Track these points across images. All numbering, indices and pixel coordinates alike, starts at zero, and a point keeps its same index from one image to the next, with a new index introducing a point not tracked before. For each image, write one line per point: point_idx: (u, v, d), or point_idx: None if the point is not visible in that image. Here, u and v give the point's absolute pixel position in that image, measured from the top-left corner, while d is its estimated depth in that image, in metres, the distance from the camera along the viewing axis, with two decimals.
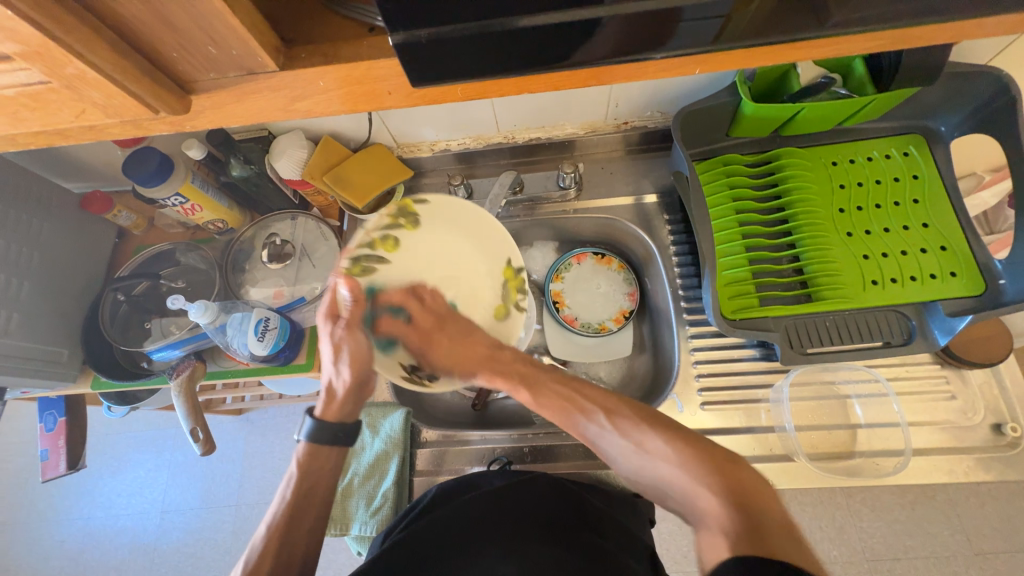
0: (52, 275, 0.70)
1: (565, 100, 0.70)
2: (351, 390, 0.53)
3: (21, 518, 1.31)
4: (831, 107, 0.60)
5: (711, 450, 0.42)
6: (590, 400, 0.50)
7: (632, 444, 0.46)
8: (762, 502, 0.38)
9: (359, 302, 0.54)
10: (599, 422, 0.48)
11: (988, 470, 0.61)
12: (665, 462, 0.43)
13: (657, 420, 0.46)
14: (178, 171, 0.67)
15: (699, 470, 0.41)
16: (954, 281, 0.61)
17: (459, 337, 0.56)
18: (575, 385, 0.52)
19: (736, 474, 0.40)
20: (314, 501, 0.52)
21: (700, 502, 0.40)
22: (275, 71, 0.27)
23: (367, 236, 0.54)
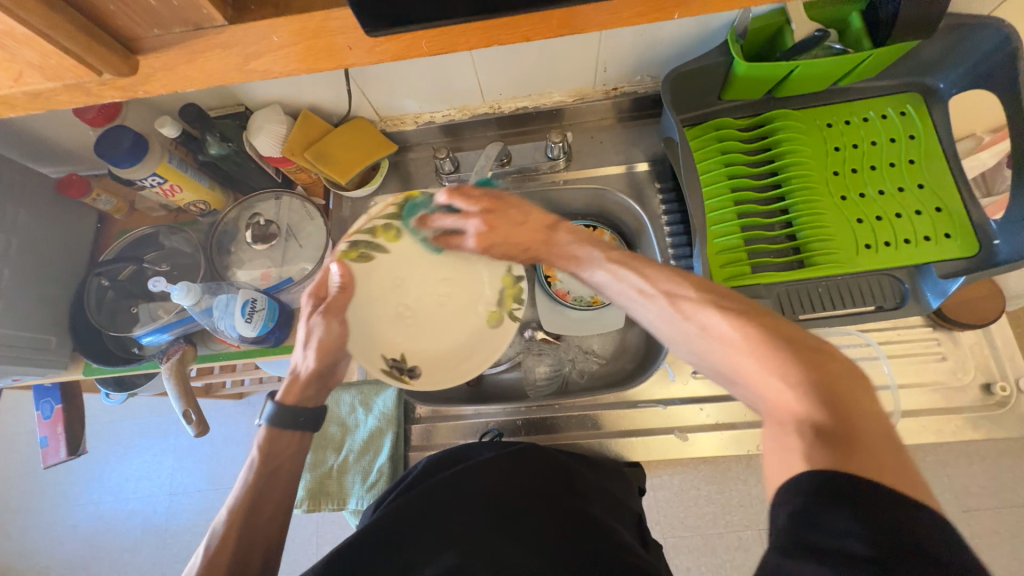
0: (35, 262, 0.69)
1: (551, 65, 0.67)
2: (313, 376, 0.56)
3: (32, 505, 1.34)
4: (826, 64, 0.58)
5: (793, 340, 0.38)
6: (654, 280, 0.48)
7: (695, 327, 0.43)
8: (855, 399, 0.34)
9: (346, 289, 0.57)
10: (661, 305, 0.46)
11: (976, 429, 0.61)
12: (732, 347, 0.40)
13: (731, 300, 0.43)
14: (154, 150, 0.65)
15: (777, 360, 0.37)
16: (948, 243, 0.60)
17: (513, 222, 0.60)
18: (636, 265, 0.50)
19: (824, 366, 0.36)
20: (278, 482, 0.54)
21: (769, 393, 0.37)
22: (225, 26, 0.26)
23: (371, 222, 0.60)
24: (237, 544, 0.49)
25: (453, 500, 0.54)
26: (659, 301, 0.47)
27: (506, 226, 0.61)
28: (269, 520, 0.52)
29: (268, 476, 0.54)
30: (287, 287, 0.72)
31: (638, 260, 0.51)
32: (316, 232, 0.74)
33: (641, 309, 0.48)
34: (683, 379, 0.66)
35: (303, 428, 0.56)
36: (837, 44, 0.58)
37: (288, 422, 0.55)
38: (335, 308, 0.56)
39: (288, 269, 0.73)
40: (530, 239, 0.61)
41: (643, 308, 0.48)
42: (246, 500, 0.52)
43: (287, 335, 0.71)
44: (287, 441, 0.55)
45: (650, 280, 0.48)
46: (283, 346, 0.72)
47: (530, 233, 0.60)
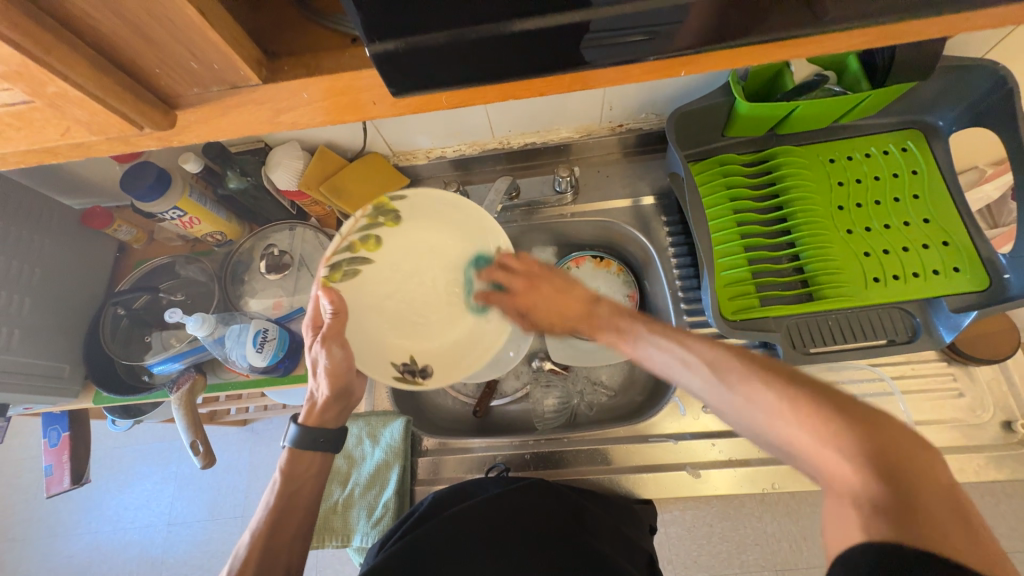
0: (53, 291, 0.70)
1: (559, 104, 0.70)
2: (331, 400, 0.58)
3: (29, 534, 1.31)
4: (826, 104, 0.60)
5: (845, 407, 0.37)
6: (698, 351, 0.47)
7: (740, 399, 0.42)
8: (916, 469, 0.32)
9: (339, 315, 0.55)
10: (705, 375, 0.45)
11: (1001, 469, 0.59)
12: (779, 418, 0.39)
13: (775, 372, 0.41)
14: (177, 184, 0.68)
15: (827, 431, 0.36)
16: (959, 277, 0.60)
17: (557, 290, 0.60)
18: (677, 336, 0.49)
19: (879, 434, 0.34)
20: (298, 504, 0.56)
21: (824, 467, 0.35)
22: (259, 85, 0.27)
23: (344, 240, 0.56)
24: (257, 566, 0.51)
25: (464, 546, 0.53)
26: (702, 371, 0.45)
27: (547, 291, 0.61)
28: (288, 543, 0.55)
29: (289, 496, 0.56)
30: (297, 317, 0.73)
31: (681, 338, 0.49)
32: None
33: (688, 379, 0.47)
34: (694, 414, 0.66)
35: (324, 449, 0.58)
36: (836, 85, 0.60)
37: (308, 442, 0.57)
38: (330, 335, 0.55)
39: (300, 298, 0.74)
40: (563, 313, 0.61)
41: (687, 377, 0.47)
42: (272, 516, 0.54)
43: (296, 364, 0.72)
44: (306, 462, 0.57)
45: (693, 350, 0.47)
46: (292, 376, 0.72)
47: (568, 300, 0.60)
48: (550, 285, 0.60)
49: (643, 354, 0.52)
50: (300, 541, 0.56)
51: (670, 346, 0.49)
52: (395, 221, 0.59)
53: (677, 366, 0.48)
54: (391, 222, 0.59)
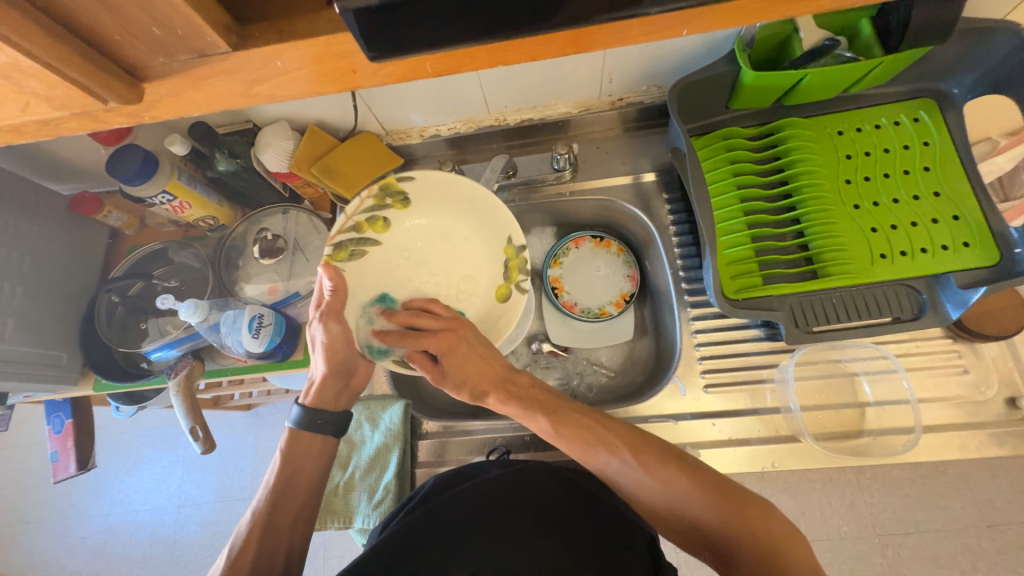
0: (45, 280, 0.69)
1: (557, 77, 0.67)
2: (328, 379, 0.59)
3: (44, 517, 1.35)
4: (835, 71, 0.57)
5: (740, 497, 0.51)
6: (614, 435, 0.56)
7: (660, 485, 0.53)
8: (777, 539, 0.48)
9: (340, 292, 0.56)
10: (626, 459, 0.54)
11: (1002, 445, 0.59)
12: (694, 502, 0.52)
13: (688, 467, 0.54)
14: (163, 167, 0.66)
15: (724, 513, 0.51)
16: (967, 252, 0.58)
17: (479, 352, 0.59)
18: (597, 417, 0.57)
19: (764, 522, 0.50)
20: (297, 489, 0.57)
21: (728, 539, 0.50)
22: (229, 52, 0.27)
23: (352, 220, 0.60)
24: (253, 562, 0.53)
25: (464, 526, 0.53)
26: (624, 454, 0.54)
27: (466, 352, 0.58)
28: (290, 525, 0.57)
29: (287, 481, 0.57)
30: (294, 302, 0.72)
31: (603, 426, 0.56)
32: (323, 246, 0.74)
33: (610, 464, 0.55)
34: (694, 393, 0.65)
35: (322, 431, 0.59)
36: (849, 51, 0.56)
37: (306, 423, 0.59)
38: (333, 311, 0.56)
39: (295, 283, 0.73)
40: (481, 372, 0.58)
41: (608, 459, 0.54)
42: (276, 500, 0.56)
43: (294, 349, 0.71)
44: (305, 444, 0.59)
45: (614, 434, 0.56)
46: (290, 360, 0.71)
47: (492, 359, 0.59)
48: (471, 346, 0.58)
49: (563, 429, 0.56)
50: (299, 531, 0.57)
51: (588, 433, 0.56)
52: (403, 204, 0.63)
53: (592, 452, 0.55)
54: (400, 205, 0.63)
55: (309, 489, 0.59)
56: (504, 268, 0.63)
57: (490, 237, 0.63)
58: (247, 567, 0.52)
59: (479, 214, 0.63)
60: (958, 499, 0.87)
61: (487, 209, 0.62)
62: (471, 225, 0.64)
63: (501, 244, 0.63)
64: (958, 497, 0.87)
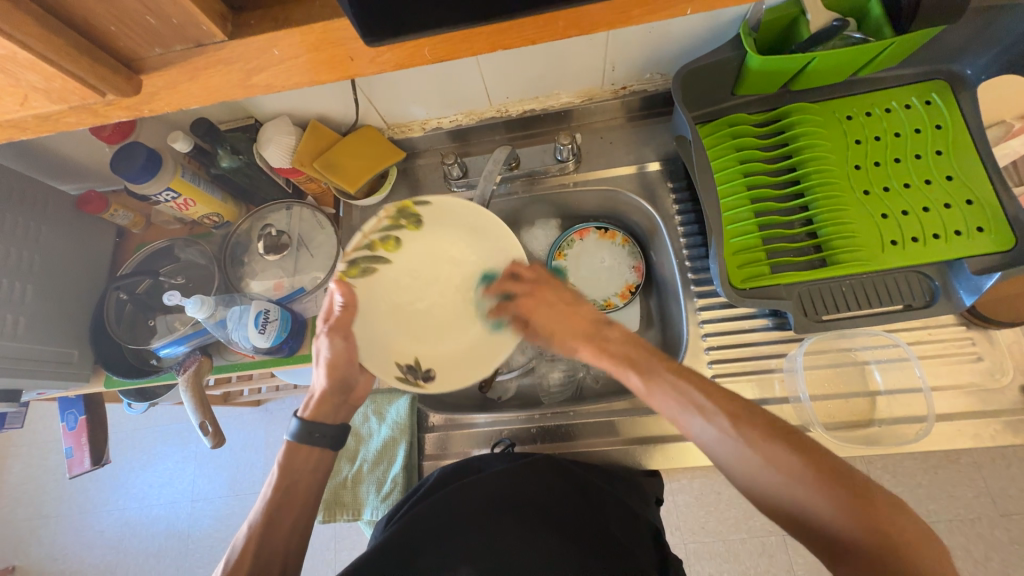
0: (55, 278, 0.70)
1: (558, 65, 0.66)
2: (328, 393, 0.59)
3: (62, 511, 1.37)
4: (844, 54, 0.56)
5: (860, 484, 0.39)
6: (710, 399, 0.45)
7: (763, 462, 0.41)
8: (907, 547, 0.37)
9: (350, 308, 0.56)
10: (722, 426, 0.44)
11: (1016, 433, 0.58)
12: (807, 488, 0.39)
13: (808, 450, 0.41)
14: (167, 165, 0.66)
15: (847, 508, 0.38)
16: (982, 237, 0.57)
17: (560, 309, 0.56)
18: (687, 374, 0.47)
19: (890, 520, 0.38)
20: (295, 498, 0.57)
21: (849, 540, 0.38)
22: (224, 41, 0.27)
23: (366, 239, 0.57)
24: (254, 559, 0.52)
25: (465, 521, 0.53)
26: (721, 422, 0.44)
27: (550, 309, 0.56)
28: (289, 534, 0.56)
29: (287, 488, 0.57)
30: (299, 297, 0.72)
31: (694, 385, 0.46)
32: (327, 241, 0.74)
33: (699, 427, 0.45)
34: None
35: (320, 445, 0.58)
36: (857, 33, 0.56)
37: (305, 436, 0.58)
38: (341, 325, 0.56)
39: (300, 279, 0.73)
40: (571, 330, 0.55)
41: (700, 427, 0.45)
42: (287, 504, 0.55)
43: (300, 344, 0.72)
44: (304, 453, 0.58)
45: (710, 397, 0.45)
46: (297, 355, 0.72)
47: (575, 314, 0.56)
48: (552, 304, 0.56)
49: (652, 388, 0.48)
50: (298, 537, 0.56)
51: (678, 390, 0.47)
52: (417, 226, 0.60)
53: (684, 412, 0.46)
54: (413, 227, 0.60)
55: (308, 496, 0.58)
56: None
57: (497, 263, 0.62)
58: (266, 554, 0.53)
59: (487, 235, 0.61)
60: (968, 488, 0.87)
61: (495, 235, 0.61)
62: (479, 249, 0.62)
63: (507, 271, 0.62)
64: (969, 485, 0.87)
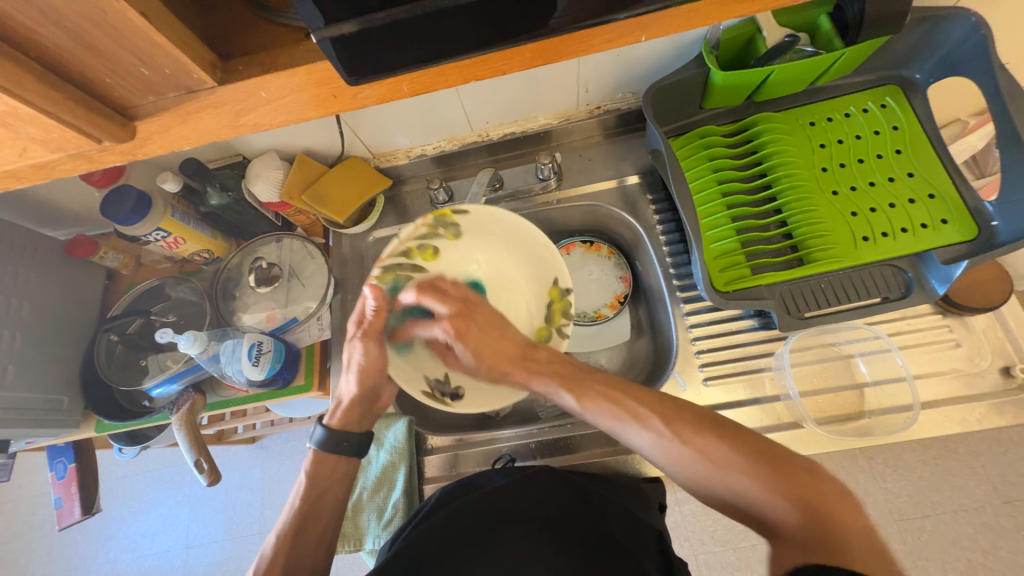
0: (44, 323, 0.70)
1: (533, 90, 0.69)
2: (356, 401, 0.59)
3: (49, 568, 1.32)
4: (800, 66, 0.60)
5: (789, 460, 0.41)
6: (639, 403, 0.47)
7: (694, 453, 0.43)
8: (840, 513, 0.38)
9: (382, 311, 0.58)
10: (658, 430, 0.45)
11: (1002, 415, 0.59)
12: (734, 471, 0.41)
13: (729, 434, 0.43)
14: (157, 205, 0.67)
15: (774, 483, 0.40)
16: (947, 229, 0.60)
17: (488, 327, 0.56)
18: (617, 384, 0.49)
19: (817, 487, 0.39)
20: (319, 516, 0.56)
21: (776, 516, 0.40)
22: (214, 86, 0.29)
23: (402, 245, 0.61)
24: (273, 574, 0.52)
25: (466, 537, 0.53)
26: (655, 425, 0.45)
27: (476, 329, 0.55)
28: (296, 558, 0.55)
29: (298, 508, 0.55)
30: (293, 327, 0.73)
31: (632, 396, 0.47)
32: (318, 270, 0.75)
33: (636, 435, 0.46)
34: (695, 387, 0.65)
35: (347, 453, 0.58)
36: (807, 47, 0.60)
37: (332, 445, 0.57)
38: (371, 331, 0.57)
39: (293, 309, 0.73)
40: (497, 352, 0.55)
41: (635, 434, 0.46)
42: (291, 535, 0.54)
43: (295, 375, 0.72)
44: (326, 467, 0.57)
45: (634, 403, 0.47)
46: (292, 387, 0.72)
47: (506, 338, 0.55)
48: (481, 326, 0.56)
49: (587, 405, 0.49)
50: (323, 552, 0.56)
51: (614, 401, 0.48)
52: (455, 235, 0.64)
53: (618, 420, 0.47)
54: (451, 235, 0.64)
55: (331, 512, 0.57)
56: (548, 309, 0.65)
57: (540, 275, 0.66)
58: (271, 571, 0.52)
59: (528, 252, 0.65)
60: (969, 477, 0.88)
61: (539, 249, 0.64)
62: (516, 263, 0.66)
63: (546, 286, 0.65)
64: (970, 474, 0.88)
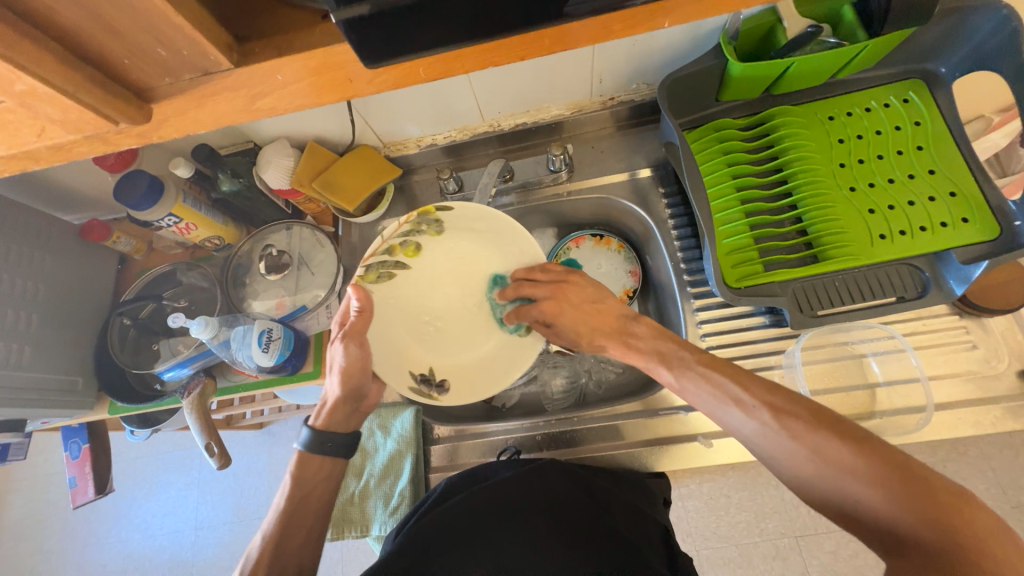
0: (59, 306, 0.71)
1: (547, 79, 0.68)
2: (341, 401, 0.59)
3: (64, 545, 1.35)
4: (821, 58, 0.58)
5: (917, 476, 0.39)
6: (751, 393, 0.47)
7: (806, 450, 0.43)
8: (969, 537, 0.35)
9: (365, 312, 0.57)
10: (763, 419, 0.46)
11: (1017, 418, 0.58)
12: (848, 475, 0.41)
13: (837, 426, 0.43)
14: (169, 190, 0.67)
15: (897, 496, 0.38)
16: (967, 228, 0.58)
17: (586, 302, 0.60)
18: (724, 368, 0.50)
19: (948, 503, 0.37)
20: (306, 511, 0.57)
21: (896, 531, 0.38)
22: (230, 69, 0.29)
23: (386, 245, 0.59)
24: (268, 566, 0.53)
25: (474, 529, 0.53)
26: (761, 414, 0.46)
27: (577, 297, 0.60)
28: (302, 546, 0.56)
29: (299, 496, 0.57)
30: (301, 315, 0.73)
31: (735, 377, 0.49)
32: (328, 258, 0.75)
33: (738, 420, 0.47)
34: None
35: (333, 452, 0.59)
36: (831, 38, 0.58)
37: (318, 446, 0.58)
38: (356, 332, 0.56)
39: (302, 297, 0.74)
40: (597, 327, 0.59)
41: (739, 419, 0.47)
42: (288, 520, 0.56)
43: (303, 362, 0.72)
44: (315, 466, 0.59)
45: (746, 390, 0.47)
46: (299, 373, 0.72)
47: (602, 312, 0.59)
48: (575, 304, 0.60)
49: (685, 385, 0.51)
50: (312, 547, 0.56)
51: (713, 383, 0.49)
52: (438, 230, 0.63)
53: (720, 403, 0.49)
54: (434, 232, 0.63)
55: (319, 509, 0.58)
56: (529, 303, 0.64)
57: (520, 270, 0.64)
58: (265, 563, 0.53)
59: (509, 246, 0.64)
60: (979, 480, 0.87)
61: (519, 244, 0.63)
62: (497, 254, 0.65)
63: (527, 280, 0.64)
64: (980, 477, 0.87)
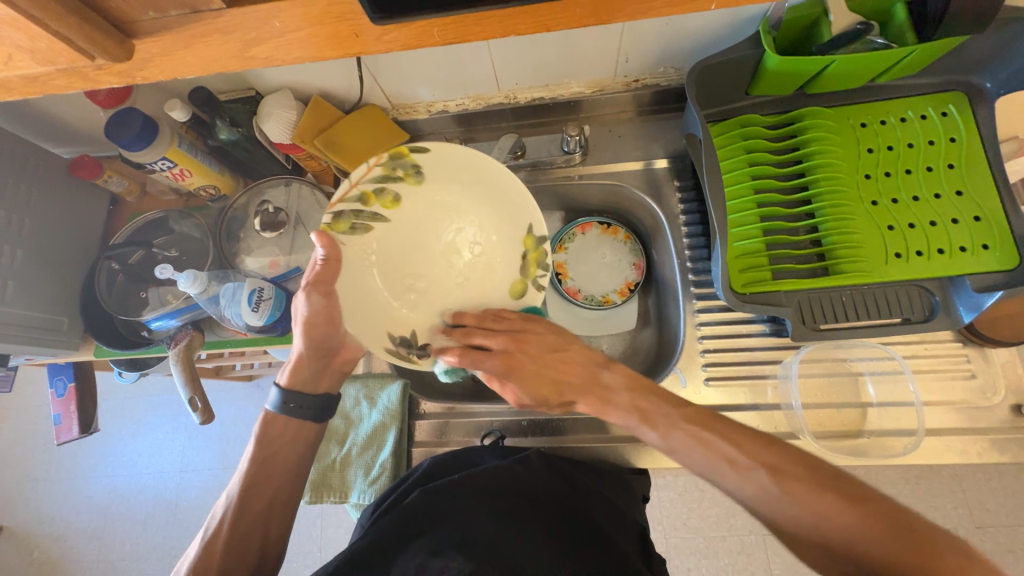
0: (46, 243, 0.69)
1: (571, 52, 0.64)
2: (306, 359, 0.57)
3: (51, 475, 1.38)
4: (866, 59, 0.54)
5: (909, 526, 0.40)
6: (747, 453, 0.47)
7: (808, 514, 0.43)
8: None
9: (331, 262, 0.53)
10: (762, 481, 0.45)
11: (1002, 451, 0.58)
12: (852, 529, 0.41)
13: (839, 484, 0.44)
14: (164, 132, 0.64)
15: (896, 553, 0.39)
16: (986, 255, 0.56)
17: (543, 353, 0.55)
18: (706, 424, 0.49)
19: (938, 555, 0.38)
20: (270, 473, 0.58)
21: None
22: (221, 9, 0.28)
23: (357, 190, 0.57)
24: (235, 519, 0.55)
25: (457, 512, 0.53)
26: (759, 476, 0.46)
27: (535, 347, 0.55)
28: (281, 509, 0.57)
29: (263, 461, 0.58)
30: (295, 277, 0.71)
31: (721, 438, 0.48)
32: None
33: (734, 483, 0.46)
34: (695, 386, 0.64)
35: (301, 412, 0.59)
36: (879, 37, 0.54)
37: (285, 407, 0.58)
38: (322, 282, 0.53)
39: (296, 258, 0.72)
40: (561, 380, 0.55)
41: (737, 482, 0.46)
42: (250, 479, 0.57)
43: (294, 324, 0.71)
44: (281, 425, 0.59)
45: (740, 448, 0.47)
46: (291, 336, 0.71)
47: (566, 363, 0.55)
48: (533, 358, 0.55)
49: (674, 445, 0.50)
50: (279, 507, 0.58)
51: (704, 445, 0.48)
52: (416, 177, 0.59)
53: (715, 468, 0.48)
54: (413, 180, 0.59)
55: (285, 472, 0.59)
56: (522, 260, 0.62)
57: (512, 221, 0.62)
58: (255, 517, 0.56)
59: (497, 197, 0.61)
60: (948, 499, 0.89)
61: (509, 194, 0.60)
62: (482, 206, 0.62)
63: (521, 233, 0.62)
64: (949, 497, 0.89)
